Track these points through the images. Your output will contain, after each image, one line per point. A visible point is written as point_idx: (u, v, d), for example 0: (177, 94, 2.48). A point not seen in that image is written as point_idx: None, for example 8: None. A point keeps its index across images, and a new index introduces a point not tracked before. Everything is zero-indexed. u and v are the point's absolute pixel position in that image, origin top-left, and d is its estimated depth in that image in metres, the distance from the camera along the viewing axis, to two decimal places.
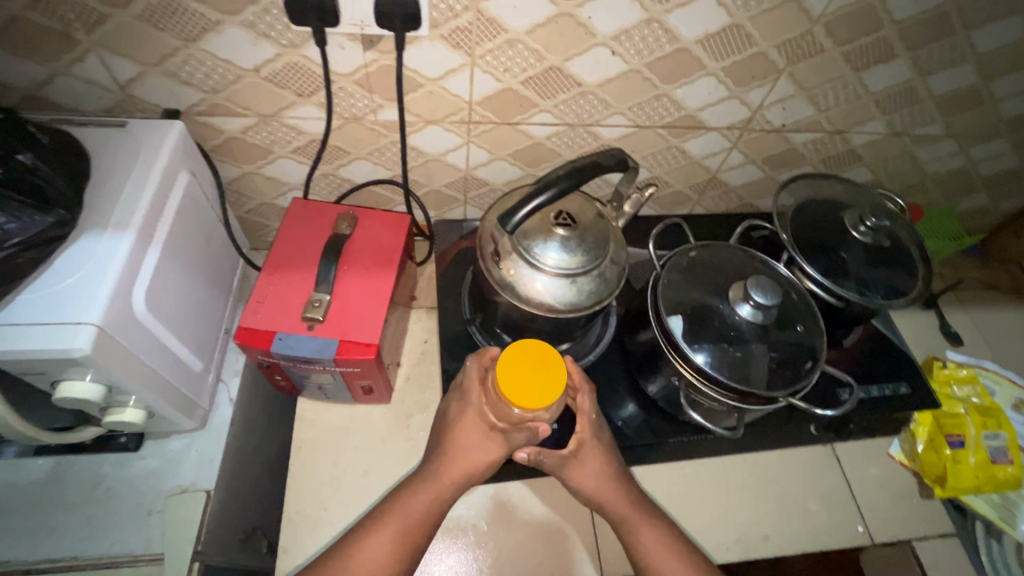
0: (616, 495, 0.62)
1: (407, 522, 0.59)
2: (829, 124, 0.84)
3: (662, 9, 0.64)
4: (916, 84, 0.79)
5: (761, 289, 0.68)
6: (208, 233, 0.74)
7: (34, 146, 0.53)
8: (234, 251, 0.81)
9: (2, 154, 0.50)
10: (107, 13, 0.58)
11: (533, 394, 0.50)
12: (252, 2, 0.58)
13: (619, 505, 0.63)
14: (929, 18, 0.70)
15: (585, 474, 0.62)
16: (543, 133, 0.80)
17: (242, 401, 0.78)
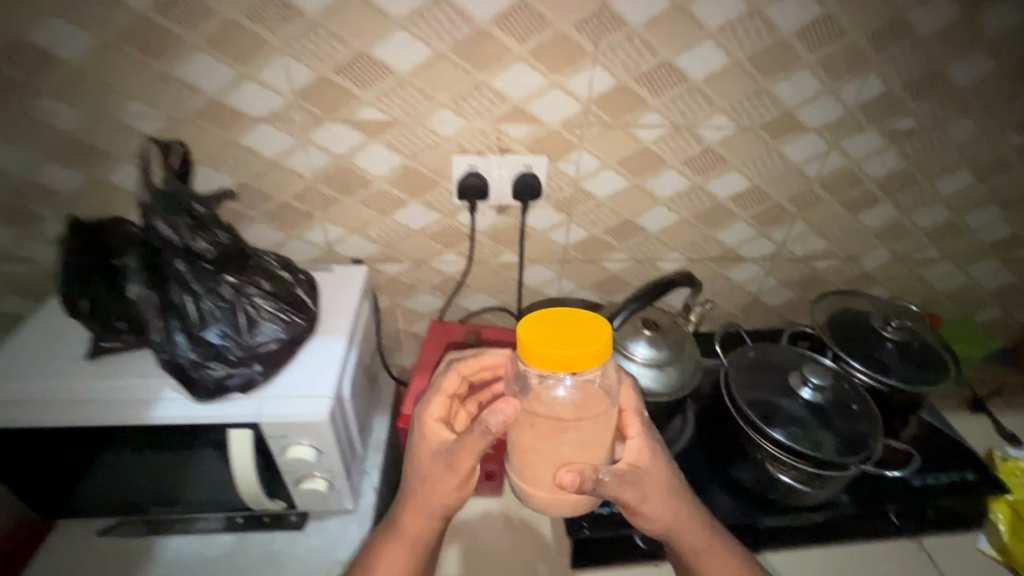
0: (677, 508, 0.62)
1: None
2: (841, 253, 1.07)
3: (702, 179, 0.93)
4: (903, 220, 1.04)
5: (815, 372, 0.85)
6: (370, 347, 0.96)
7: (300, 281, 0.80)
8: (377, 355, 1.01)
9: (284, 284, 0.77)
10: (340, 199, 0.89)
11: (540, 355, 0.50)
12: (432, 188, 0.89)
13: (680, 521, 0.62)
14: (898, 176, 0.97)
15: (644, 485, 0.59)
16: (619, 268, 1.05)
17: (381, 491, 0.91)
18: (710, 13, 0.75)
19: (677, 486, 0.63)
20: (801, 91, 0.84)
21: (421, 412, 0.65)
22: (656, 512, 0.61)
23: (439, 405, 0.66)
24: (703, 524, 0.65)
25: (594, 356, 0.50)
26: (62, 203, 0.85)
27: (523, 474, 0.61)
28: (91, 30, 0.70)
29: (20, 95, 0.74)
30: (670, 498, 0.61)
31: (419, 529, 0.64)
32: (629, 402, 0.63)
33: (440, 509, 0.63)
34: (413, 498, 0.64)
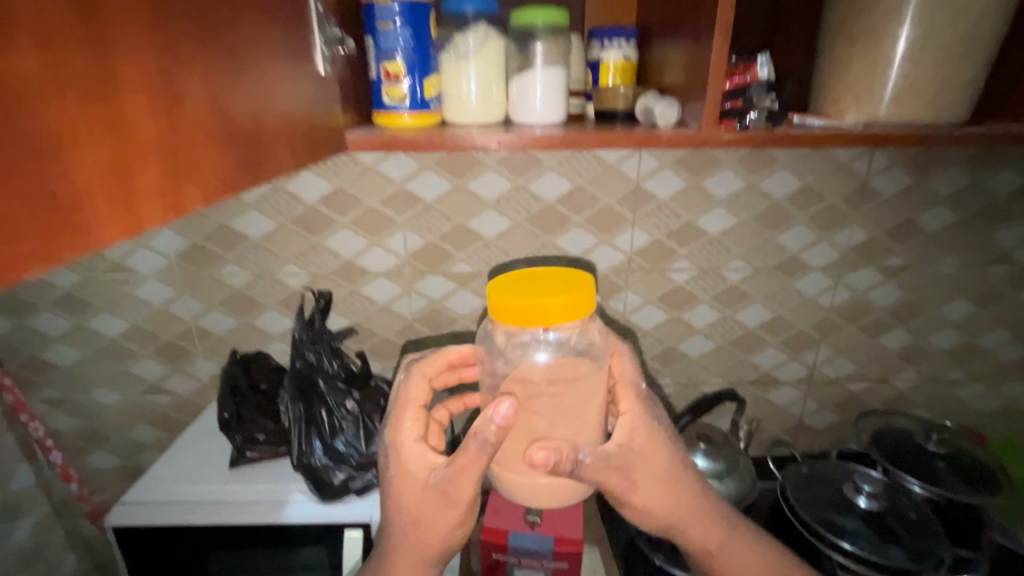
0: (672, 483, 0.65)
1: None
2: (870, 374, 1.18)
3: (731, 311, 1.11)
4: (920, 343, 1.16)
5: (866, 480, 0.92)
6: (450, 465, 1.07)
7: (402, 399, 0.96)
8: None
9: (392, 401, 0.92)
10: (430, 334, 1.09)
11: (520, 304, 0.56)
12: None
13: (672, 500, 0.65)
14: (903, 304, 1.12)
15: (633, 460, 0.62)
16: (667, 391, 1.17)
17: None
18: (719, 189, 1.00)
19: (671, 456, 0.65)
20: (801, 240, 1.05)
21: (397, 437, 0.65)
22: (651, 492, 0.63)
23: (413, 425, 0.66)
24: (696, 498, 0.69)
25: (575, 306, 0.57)
26: (215, 342, 1.08)
27: (503, 458, 0.64)
28: (272, 217, 0.99)
29: (210, 262, 1.02)
30: (664, 475, 0.64)
31: (414, 563, 0.64)
32: (623, 376, 0.68)
33: (437, 544, 0.63)
34: (407, 532, 0.63)
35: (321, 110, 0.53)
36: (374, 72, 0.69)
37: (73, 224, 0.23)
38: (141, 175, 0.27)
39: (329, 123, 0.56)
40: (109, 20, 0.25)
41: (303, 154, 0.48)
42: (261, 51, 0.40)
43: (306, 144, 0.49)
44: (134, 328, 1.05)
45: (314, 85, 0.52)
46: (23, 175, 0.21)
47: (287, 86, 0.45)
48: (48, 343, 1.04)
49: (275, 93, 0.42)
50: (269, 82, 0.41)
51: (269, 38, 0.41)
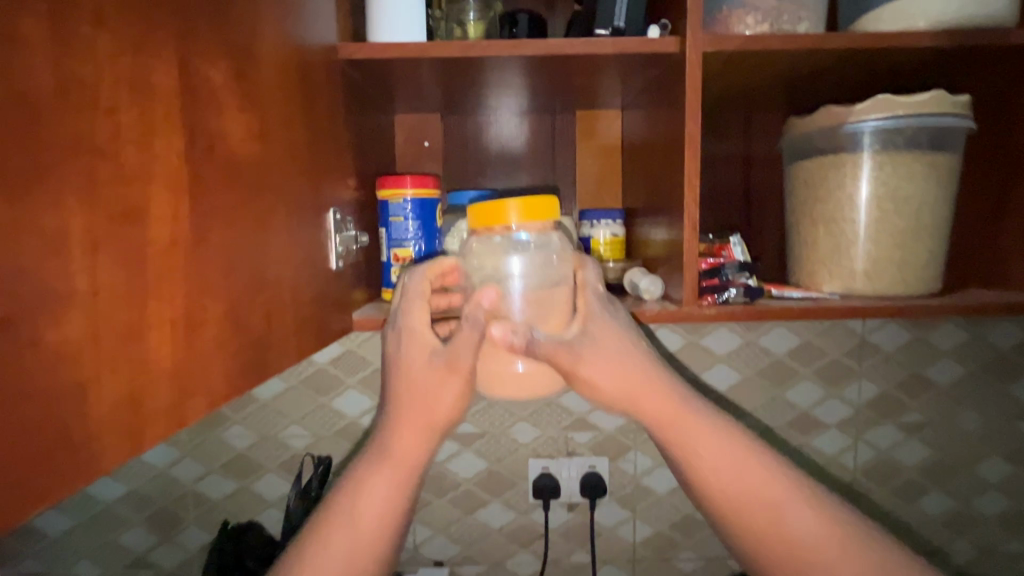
0: (645, 373, 0.63)
1: (379, 515, 0.68)
2: (916, 546, 1.06)
3: None
4: (963, 508, 1.06)
5: None
6: None
7: None
8: None
9: None
10: (431, 500, 1.04)
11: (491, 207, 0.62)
12: (510, 488, 1.03)
13: (652, 395, 0.63)
14: (933, 464, 1.05)
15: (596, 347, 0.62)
16: (690, 567, 1.05)
17: None
18: (718, 346, 1.02)
19: (634, 343, 0.63)
20: (809, 396, 1.03)
21: (406, 321, 0.64)
22: (603, 364, 0.62)
23: (420, 311, 0.64)
24: (682, 402, 0.64)
25: (542, 201, 0.62)
26: (209, 508, 1.04)
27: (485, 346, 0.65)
28: (284, 378, 1.03)
29: (218, 424, 1.03)
30: (638, 363, 0.63)
31: (415, 448, 0.67)
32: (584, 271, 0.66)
33: (422, 449, 0.68)
34: (408, 418, 0.65)
35: (334, 295, 0.59)
36: (385, 255, 0.77)
37: (74, 455, 0.26)
38: (155, 396, 0.31)
39: (340, 305, 0.61)
40: (149, 277, 0.30)
41: (312, 342, 0.52)
42: (284, 265, 0.46)
43: (316, 331, 0.53)
44: (131, 494, 1.03)
45: (328, 276, 0.58)
46: (51, 420, 0.25)
47: (303, 286, 0.51)
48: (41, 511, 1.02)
49: (292, 295, 0.48)
50: (287, 288, 0.47)
51: (292, 252, 0.48)
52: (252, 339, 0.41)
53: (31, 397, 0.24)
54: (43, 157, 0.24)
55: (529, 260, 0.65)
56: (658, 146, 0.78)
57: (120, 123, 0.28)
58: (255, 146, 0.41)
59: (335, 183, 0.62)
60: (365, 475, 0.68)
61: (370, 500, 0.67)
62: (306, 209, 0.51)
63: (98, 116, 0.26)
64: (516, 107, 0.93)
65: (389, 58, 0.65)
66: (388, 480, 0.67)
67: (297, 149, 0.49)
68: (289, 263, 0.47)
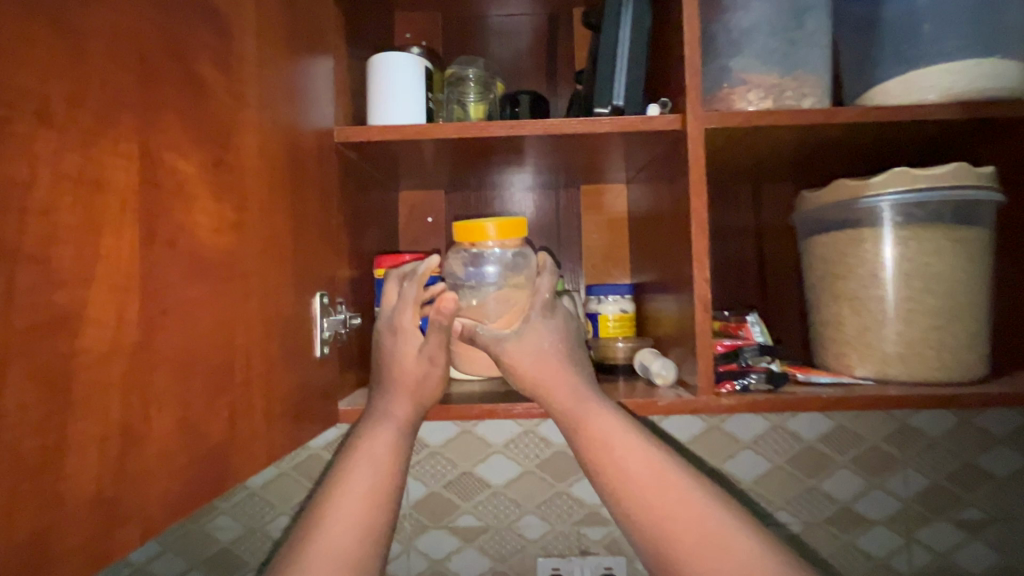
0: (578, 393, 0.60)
1: (368, 496, 0.59)
2: None
3: None
4: None
5: None
6: None
7: None
8: None
9: None
10: None
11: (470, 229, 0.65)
12: None
13: (584, 404, 0.59)
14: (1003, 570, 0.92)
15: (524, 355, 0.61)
16: None
17: None
18: (742, 429, 0.94)
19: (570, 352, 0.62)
20: (849, 487, 0.93)
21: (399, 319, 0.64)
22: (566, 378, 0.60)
23: (412, 311, 0.63)
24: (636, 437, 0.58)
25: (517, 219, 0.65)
26: None
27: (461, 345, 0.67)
28: (277, 463, 0.97)
29: (203, 513, 0.96)
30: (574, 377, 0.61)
31: (404, 419, 0.62)
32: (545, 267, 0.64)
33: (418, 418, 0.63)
34: (395, 389, 0.62)
35: (315, 386, 0.55)
36: None
37: None
38: (68, 538, 0.26)
39: (322, 395, 0.57)
40: (76, 391, 0.26)
41: (287, 443, 0.48)
42: (254, 361, 0.43)
43: (291, 431, 0.49)
44: None
45: (311, 366, 0.54)
46: None
47: (279, 382, 0.47)
48: None
49: (263, 393, 0.44)
50: (257, 386, 0.43)
51: (265, 345, 0.45)
52: (207, 448, 0.36)
53: None
54: None
55: (505, 269, 0.67)
56: (664, 221, 0.75)
57: (58, 224, 0.26)
58: (226, 237, 0.39)
59: (327, 265, 0.60)
60: (358, 455, 0.61)
61: (367, 470, 0.60)
62: (285, 296, 0.49)
63: (20, 224, 0.24)
64: (520, 183, 0.93)
65: (388, 140, 0.65)
66: (389, 441, 0.61)
67: (278, 235, 0.48)
68: (260, 358, 0.44)
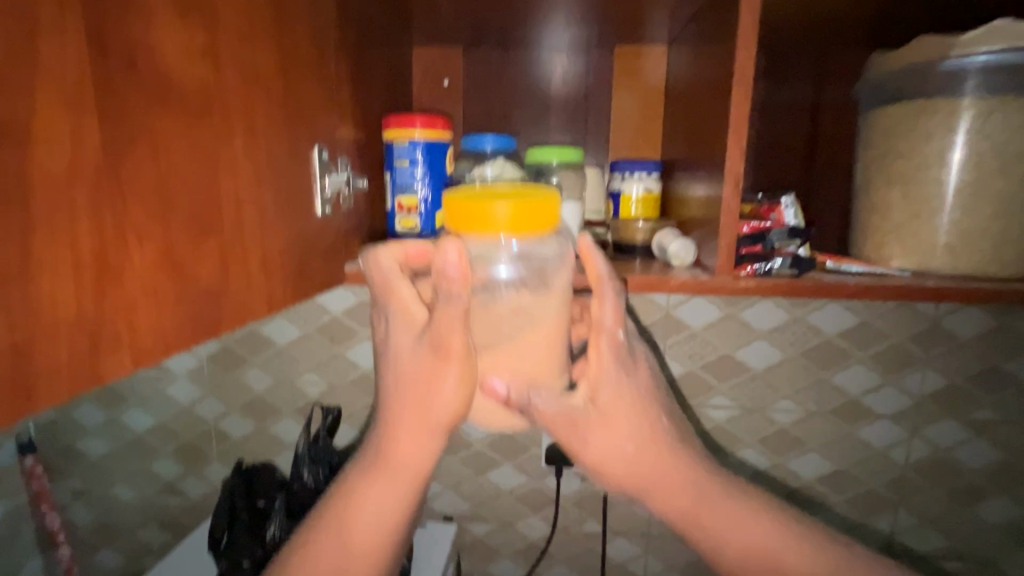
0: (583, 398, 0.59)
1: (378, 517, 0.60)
2: (968, 552, 0.96)
3: (783, 458, 0.96)
4: None
5: None
6: None
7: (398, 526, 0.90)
8: None
9: None
10: (444, 457, 1.02)
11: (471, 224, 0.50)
12: (523, 453, 1.00)
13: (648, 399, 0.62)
14: (999, 468, 0.93)
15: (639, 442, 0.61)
16: None
17: None
18: (759, 320, 0.92)
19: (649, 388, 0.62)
20: (860, 382, 0.93)
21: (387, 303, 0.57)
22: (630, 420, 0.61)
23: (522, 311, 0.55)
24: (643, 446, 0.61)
25: None
26: (231, 447, 1.08)
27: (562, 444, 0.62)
28: (300, 325, 1.02)
29: (237, 366, 1.05)
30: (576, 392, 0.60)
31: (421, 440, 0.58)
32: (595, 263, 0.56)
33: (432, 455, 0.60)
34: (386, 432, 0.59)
35: (217, 273, 0.39)
36: (390, 203, 0.70)
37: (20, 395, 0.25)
38: (109, 353, 0.30)
39: (236, 302, 0.41)
40: (40, 204, 0.26)
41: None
42: (75, 85, 0.27)
43: (99, 208, 0.29)
44: (161, 427, 1.08)
45: (228, 227, 0.40)
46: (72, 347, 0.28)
47: (121, 188, 0.30)
48: (84, 435, 1.08)
49: (68, 154, 0.27)
50: (68, 162, 0.27)
51: (143, 129, 0.31)
52: (188, 269, 0.36)
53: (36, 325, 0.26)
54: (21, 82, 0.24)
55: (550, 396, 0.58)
56: (702, 85, 0.66)
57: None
58: (198, 63, 0.36)
59: (326, 117, 0.56)
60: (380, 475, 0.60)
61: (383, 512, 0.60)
62: (194, 94, 0.36)
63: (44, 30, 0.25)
64: (570, 42, 0.84)
65: None
66: (391, 494, 0.60)
67: (247, 55, 0.42)
68: (113, 107, 0.29)
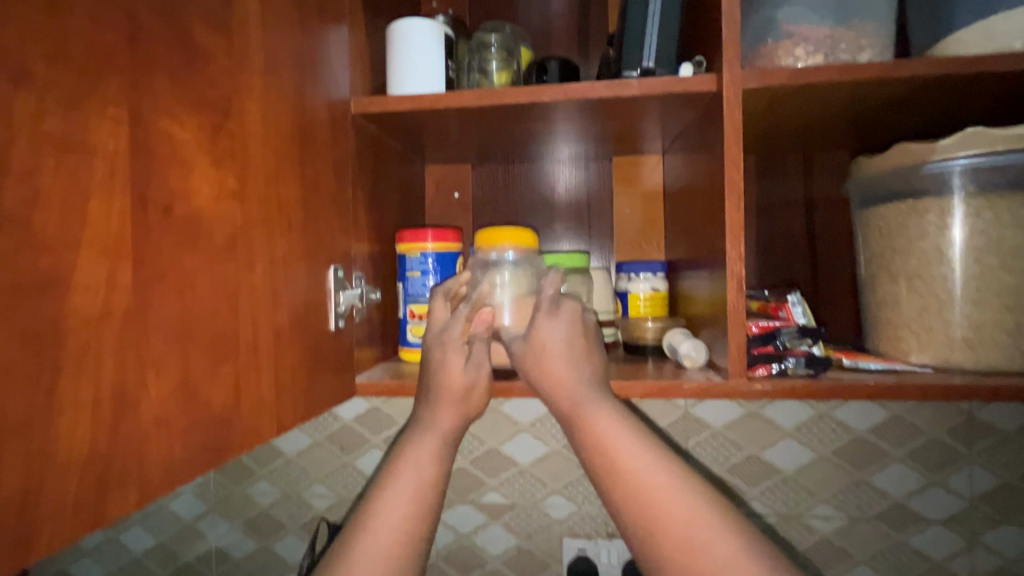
0: (587, 382, 0.57)
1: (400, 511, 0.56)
2: None
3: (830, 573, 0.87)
4: None
5: None
6: None
7: None
8: None
9: None
10: None
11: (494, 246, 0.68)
12: (542, 570, 0.92)
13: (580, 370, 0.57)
14: None
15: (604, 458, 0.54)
16: None
17: None
18: (784, 417, 0.88)
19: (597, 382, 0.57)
20: (903, 484, 0.86)
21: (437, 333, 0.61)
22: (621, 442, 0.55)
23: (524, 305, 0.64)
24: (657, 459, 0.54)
25: None
26: (231, 568, 1.02)
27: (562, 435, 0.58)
28: (309, 433, 1.01)
29: (243, 478, 1.02)
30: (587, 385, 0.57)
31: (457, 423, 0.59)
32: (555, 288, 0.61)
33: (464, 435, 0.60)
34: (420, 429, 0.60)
35: (229, 396, 0.40)
36: (402, 311, 0.73)
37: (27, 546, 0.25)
38: (117, 492, 0.30)
39: (246, 424, 0.41)
40: (73, 350, 0.27)
41: (6, 537, 0.24)
42: (115, 238, 0.30)
43: (123, 347, 0.30)
44: (160, 546, 1.03)
45: (244, 351, 0.41)
46: (81, 489, 0.28)
47: (144, 324, 0.32)
48: (78, 557, 1.03)
49: (100, 299, 0.29)
50: (100, 309, 0.29)
51: (171, 271, 0.34)
52: (201, 397, 0.37)
53: (50, 472, 0.26)
54: (69, 244, 0.27)
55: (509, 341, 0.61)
56: (697, 192, 0.70)
57: (119, 165, 0.30)
58: (227, 205, 0.40)
59: (342, 238, 0.60)
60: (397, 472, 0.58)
61: (401, 515, 0.56)
62: (219, 234, 0.39)
63: (98, 196, 0.28)
64: (570, 156, 0.90)
65: (406, 110, 0.65)
66: (430, 452, 0.59)
67: (270, 191, 0.45)
68: (146, 254, 0.32)
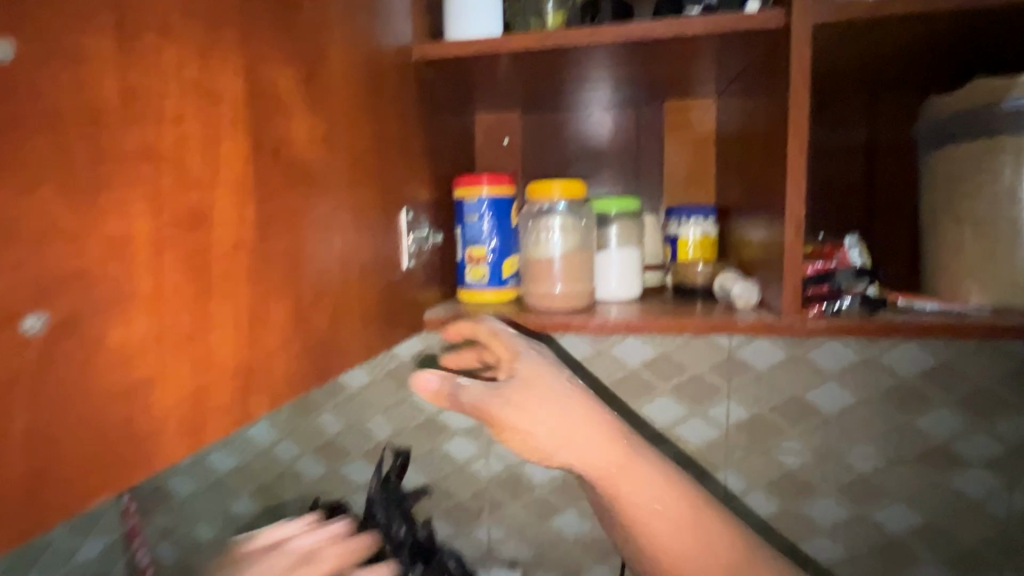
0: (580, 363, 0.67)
1: None
2: None
3: (865, 509, 0.91)
4: None
5: None
6: None
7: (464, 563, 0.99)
8: None
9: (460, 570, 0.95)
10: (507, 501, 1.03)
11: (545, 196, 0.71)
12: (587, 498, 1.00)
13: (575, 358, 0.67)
14: None
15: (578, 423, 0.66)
16: None
17: None
18: (829, 361, 0.90)
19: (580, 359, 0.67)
20: (947, 428, 0.87)
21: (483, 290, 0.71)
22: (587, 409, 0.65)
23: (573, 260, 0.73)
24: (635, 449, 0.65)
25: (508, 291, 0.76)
26: (304, 488, 1.14)
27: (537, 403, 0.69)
28: (370, 370, 1.09)
29: (311, 410, 1.12)
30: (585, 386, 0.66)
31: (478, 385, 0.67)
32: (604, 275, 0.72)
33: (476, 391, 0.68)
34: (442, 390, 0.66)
35: (329, 325, 0.44)
36: (460, 254, 0.76)
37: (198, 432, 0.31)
38: (257, 397, 0.35)
39: (342, 350, 0.46)
40: (216, 276, 0.32)
41: (185, 422, 0.30)
42: (241, 178, 0.33)
43: (251, 277, 0.35)
44: (241, 467, 1.15)
45: (338, 285, 0.46)
46: (229, 394, 0.33)
47: (264, 254, 0.36)
48: (172, 474, 1.17)
49: (233, 232, 0.33)
50: (234, 241, 0.33)
51: (280, 209, 0.38)
52: (309, 324, 0.41)
53: (208, 377, 0.31)
54: (209, 182, 0.31)
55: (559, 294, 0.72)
56: (754, 134, 0.69)
57: (240, 112, 0.33)
58: (319, 149, 0.43)
59: (408, 184, 0.63)
60: None
61: None
62: (313, 176, 0.42)
63: (226, 141, 0.32)
64: (621, 100, 0.89)
65: (465, 56, 0.66)
66: None
67: (351, 137, 0.48)
68: (263, 193, 0.36)
